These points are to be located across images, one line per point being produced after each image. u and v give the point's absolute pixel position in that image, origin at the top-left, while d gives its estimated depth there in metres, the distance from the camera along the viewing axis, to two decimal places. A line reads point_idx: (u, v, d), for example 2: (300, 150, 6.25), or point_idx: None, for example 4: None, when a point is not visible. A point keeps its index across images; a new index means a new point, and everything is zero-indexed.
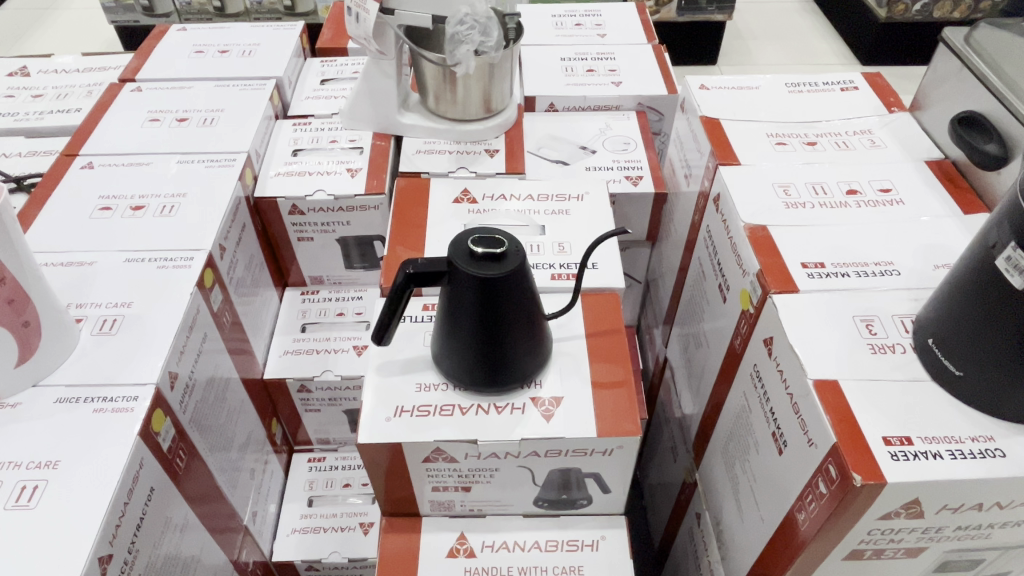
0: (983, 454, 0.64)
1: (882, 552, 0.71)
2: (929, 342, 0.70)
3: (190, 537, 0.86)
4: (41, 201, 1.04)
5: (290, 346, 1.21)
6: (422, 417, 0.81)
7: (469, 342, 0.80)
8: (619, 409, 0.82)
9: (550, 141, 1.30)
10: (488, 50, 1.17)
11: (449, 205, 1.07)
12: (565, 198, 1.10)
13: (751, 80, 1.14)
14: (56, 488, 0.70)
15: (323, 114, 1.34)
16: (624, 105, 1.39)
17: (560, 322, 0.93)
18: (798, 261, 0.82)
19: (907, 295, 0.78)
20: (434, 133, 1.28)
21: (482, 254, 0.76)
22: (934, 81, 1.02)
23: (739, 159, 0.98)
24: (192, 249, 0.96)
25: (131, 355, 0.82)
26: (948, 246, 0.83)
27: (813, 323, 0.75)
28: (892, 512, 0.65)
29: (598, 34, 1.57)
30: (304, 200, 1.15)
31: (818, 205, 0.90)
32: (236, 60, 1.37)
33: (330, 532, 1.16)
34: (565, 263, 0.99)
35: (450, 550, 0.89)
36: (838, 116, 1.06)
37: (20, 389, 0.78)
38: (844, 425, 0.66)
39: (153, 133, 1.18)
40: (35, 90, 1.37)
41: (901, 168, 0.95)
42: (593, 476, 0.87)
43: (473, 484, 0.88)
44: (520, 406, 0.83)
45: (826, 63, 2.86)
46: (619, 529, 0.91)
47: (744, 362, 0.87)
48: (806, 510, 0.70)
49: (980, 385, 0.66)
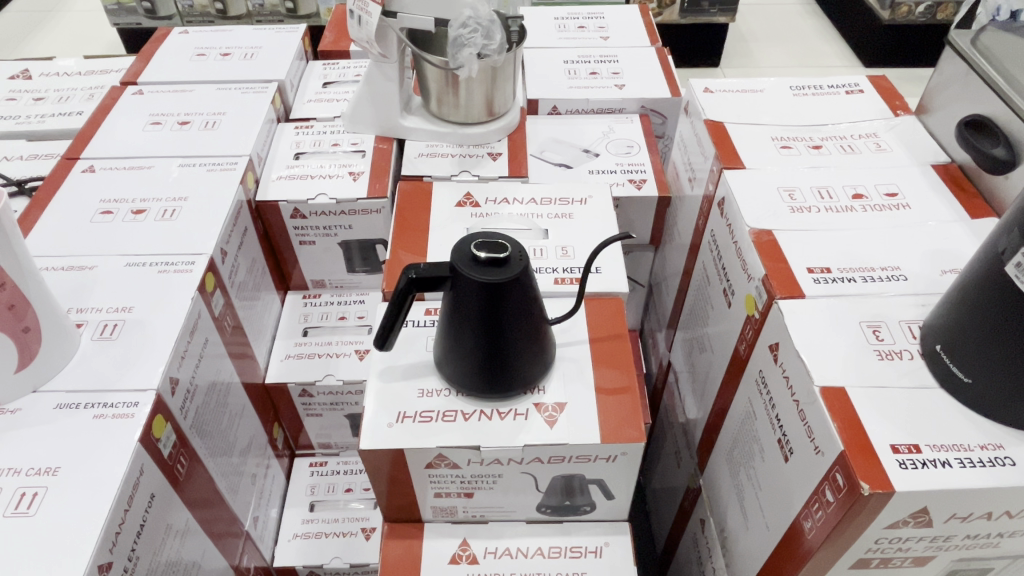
0: (992, 462, 0.63)
1: (889, 561, 0.71)
2: (937, 349, 0.70)
3: (190, 542, 0.86)
4: (41, 206, 1.03)
5: (292, 350, 1.21)
6: (425, 423, 0.81)
7: (472, 347, 0.79)
8: (623, 416, 0.81)
9: (552, 144, 1.30)
10: (491, 53, 1.17)
11: (451, 209, 1.07)
12: (568, 202, 1.10)
13: (755, 83, 1.13)
14: (55, 495, 0.69)
15: (324, 117, 1.33)
16: (627, 109, 1.39)
17: (563, 326, 0.93)
18: (805, 266, 0.81)
19: (914, 301, 0.78)
20: (436, 137, 1.27)
21: (486, 259, 0.75)
22: (940, 84, 1.01)
23: (745, 163, 0.97)
24: (194, 253, 0.96)
25: (133, 361, 0.82)
26: (956, 250, 0.83)
27: (819, 329, 0.75)
28: (900, 521, 0.64)
29: (601, 36, 1.56)
30: (305, 204, 1.14)
31: (823, 209, 0.89)
32: (238, 63, 1.37)
33: (331, 538, 1.16)
34: (568, 267, 0.98)
35: (452, 556, 0.89)
36: (843, 119, 1.05)
37: (20, 395, 0.78)
38: (851, 432, 0.65)
39: (155, 137, 1.18)
40: (36, 92, 1.37)
41: (907, 172, 0.95)
42: (597, 483, 0.86)
43: (475, 490, 0.87)
44: (523, 412, 0.83)
45: (829, 66, 2.85)
46: (622, 536, 0.90)
47: (750, 368, 0.86)
48: (812, 519, 0.69)
49: (989, 393, 0.65)
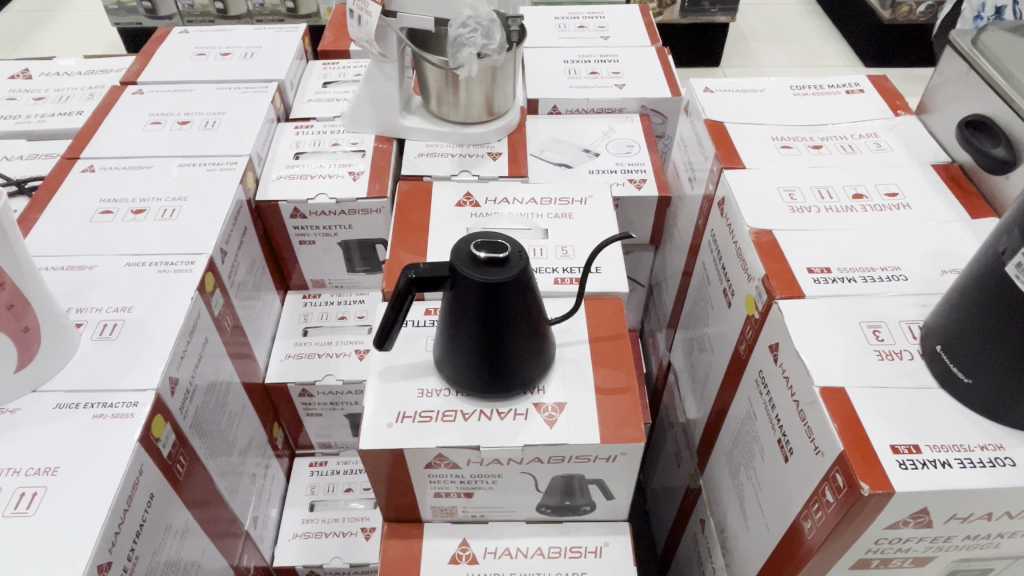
0: (992, 463, 0.63)
1: (889, 562, 0.71)
2: (938, 349, 0.70)
3: (190, 542, 0.85)
4: (41, 205, 1.03)
5: (292, 350, 1.21)
6: (425, 423, 0.81)
7: (472, 347, 0.79)
8: (623, 416, 0.81)
9: (552, 143, 1.30)
10: (491, 53, 1.16)
11: (451, 209, 1.07)
12: (568, 201, 1.10)
13: (755, 83, 1.13)
14: (54, 495, 0.69)
15: (324, 117, 1.33)
16: (627, 108, 1.39)
17: (563, 326, 0.93)
18: (805, 266, 0.81)
19: (914, 301, 0.77)
20: (436, 137, 1.27)
21: (486, 259, 0.75)
22: (941, 84, 1.01)
23: (745, 163, 0.96)
24: (194, 253, 0.96)
25: (132, 361, 0.82)
26: (956, 250, 0.83)
27: (818, 329, 0.75)
28: (901, 522, 0.64)
29: (601, 35, 1.56)
30: (305, 204, 1.14)
31: (823, 209, 0.89)
32: (238, 63, 1.37)
33: (331, 538, 1.16)
34: (568, 267, 0.98)
35: (452, 556, 0.88)
36: (844, 119, 1.05)
37: (19, 395, 0.78)
38: (851, 432, 0.65)
39: (155, 136, 1.18)
40: (36, 92, 1.37)
41: (908, 171, 0.95)
42: (596, 483, 0.86)
43: (475, 490, 0.87)
44: (522, 412, 0.83)
45: (830, 65, 2.85)
46: (622, 536, 0.90)
47: (750, 368, 0.86)
48: (812, 520, 0.69)
49: (989, 394, 0.65)
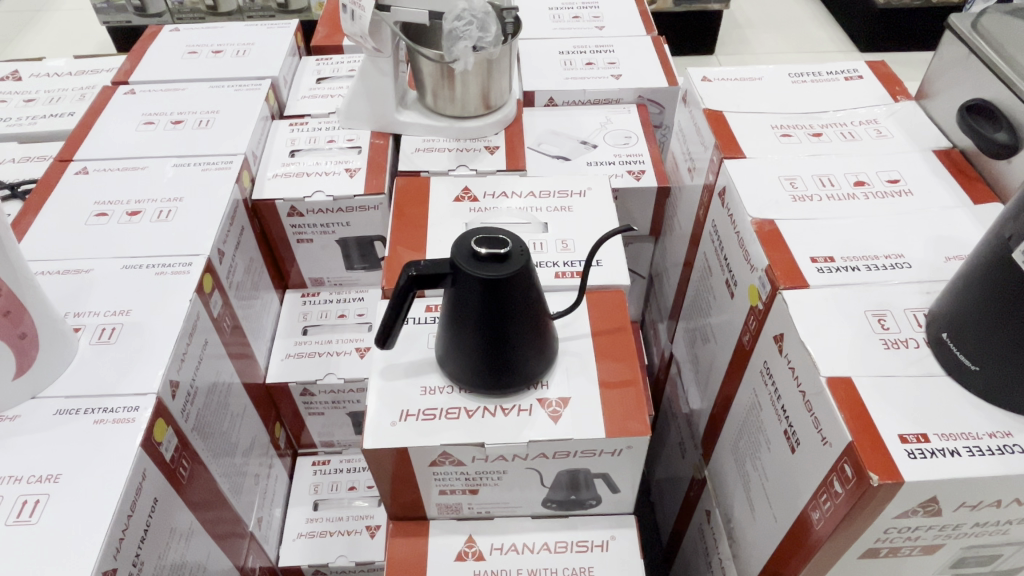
0: (1000, 450, 0.62)
1: (898, 551, 0.70)
2: (944, 337, 0.69)
3: (194, 545, 0.85)
4: (35, 209, 1.02)
5: (292, 349, 1.20)
6: (428, 421, 0.80)
7: (474, 342, 0.78)
8: (628, 409, 0.81)
9: (550, 135, 1.29)
10: (487, 45, 1.16)
11: (449, 204, 1.06)
12: (567, 194, 1.09)
13: (753, 71, 1.12)
14: (57, 502, 0.69)
15: (319, 114, 1.32)
16: (624, 98, 1.37)
17: (565, 321, 0.92)
18: (808, 256, 0.81)
19: (919, 288, 0.77)
20: (432, 131, 1.26)
21: (487, 255, 0.74)
22: (940, 69, 1.01)
23: (744, 152, 0.96)
24: (190, 253, 0.95)
25: (132, 364, 0.81)
26: (960, 237, 0.82)
27: (823, 319, 0.74)
28: (909, 511, 0.64)
29: (596, 26, 1.55)
30: (303, 202, 1.13)
31: (825, 197, 0.89)
32: (230, 60, 1.35)
33: (336, 537, 1.15)
34: (568, 261, 0.97)
35: (459, 553, 0.88)
36: (843, 106, 1.04)
37: (18, 402, 0.77)
38: (858, 422, 0.64)
39: (149, 136, 1.17)
40: (26, 94, 1.35)
41: (910, 158, 0.94)
42: (602, 477, 0.86)
43: (480, 487, 0.87)
44: (527, 408, 0.82)
45: (824, 52, 2.84)
46: (628, 528, 0.90)
47: (754, 359, 0.86)
48: (819, 509, 0.69)
49: (996, 380, 0.65)
